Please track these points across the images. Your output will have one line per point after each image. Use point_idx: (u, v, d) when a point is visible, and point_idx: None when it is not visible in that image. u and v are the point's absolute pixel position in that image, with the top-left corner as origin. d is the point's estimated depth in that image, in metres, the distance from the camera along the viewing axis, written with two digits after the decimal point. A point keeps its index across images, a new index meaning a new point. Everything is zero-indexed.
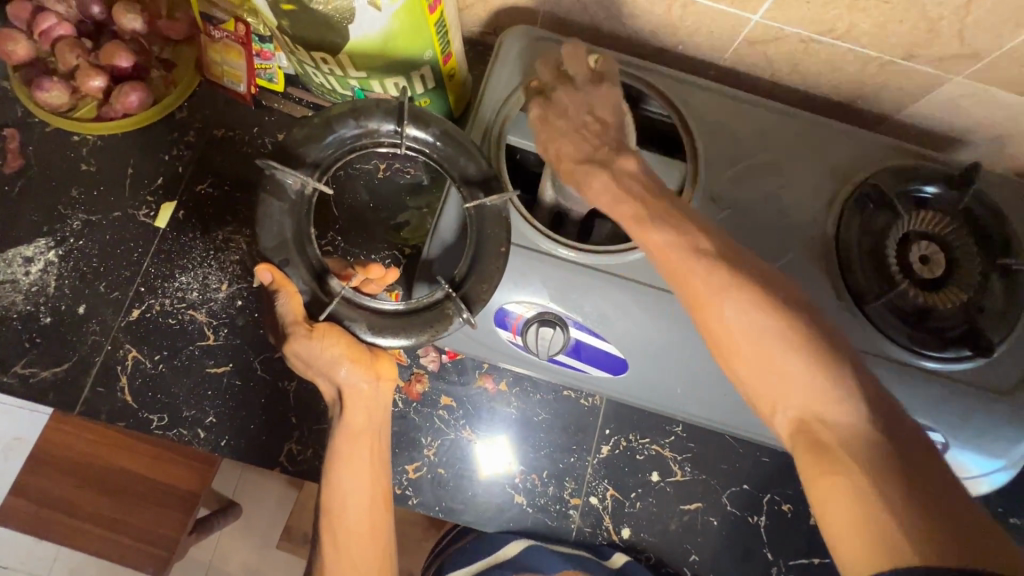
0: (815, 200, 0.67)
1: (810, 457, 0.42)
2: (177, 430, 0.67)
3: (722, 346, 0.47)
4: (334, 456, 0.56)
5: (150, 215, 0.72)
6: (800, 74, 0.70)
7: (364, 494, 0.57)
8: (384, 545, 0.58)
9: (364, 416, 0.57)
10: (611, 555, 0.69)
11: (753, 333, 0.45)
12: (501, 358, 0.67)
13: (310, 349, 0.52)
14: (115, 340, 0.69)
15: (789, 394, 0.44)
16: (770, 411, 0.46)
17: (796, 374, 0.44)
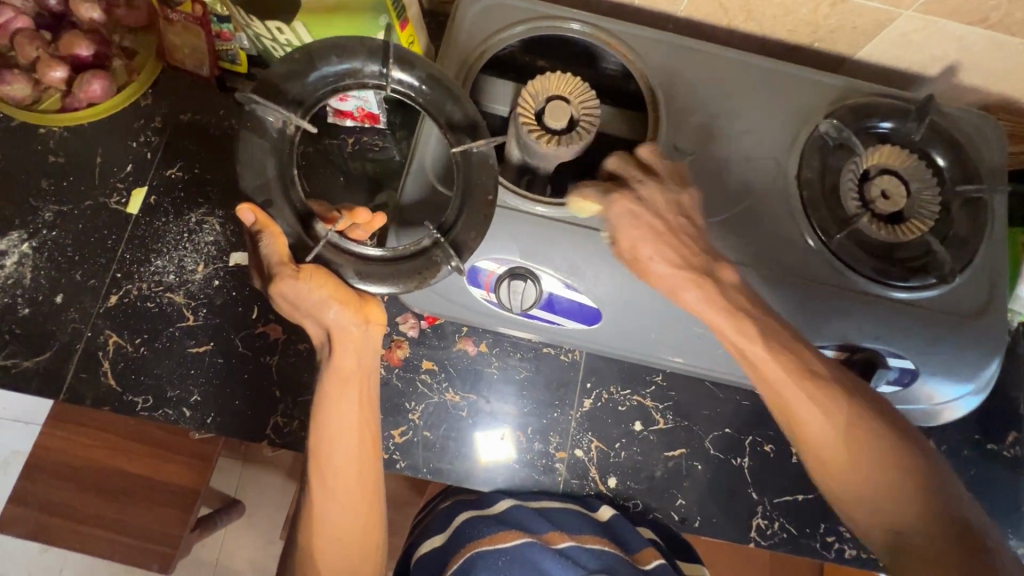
0: (776, 142, 0.67)
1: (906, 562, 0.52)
2: (164, 410, 0.68)
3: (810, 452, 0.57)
4: (322, 397, 0.57)
5: (122, 202, 0.73)
6: (755, 20, 0.71)
7: (352, 438, 0.59)
8: (372, 488, 0.60)
9: (351, 362, 0.58)
10: (599, 508, 0.71)
11: (845, 448, 0.55)
12: (479, 318, 0.68)
13: (297, 291, 0.52)
14: (95, 326, 0.69)
15: (867, 501, 0.54)
16: (863, 520, 0.55)
17: (878, 482, 0.54)
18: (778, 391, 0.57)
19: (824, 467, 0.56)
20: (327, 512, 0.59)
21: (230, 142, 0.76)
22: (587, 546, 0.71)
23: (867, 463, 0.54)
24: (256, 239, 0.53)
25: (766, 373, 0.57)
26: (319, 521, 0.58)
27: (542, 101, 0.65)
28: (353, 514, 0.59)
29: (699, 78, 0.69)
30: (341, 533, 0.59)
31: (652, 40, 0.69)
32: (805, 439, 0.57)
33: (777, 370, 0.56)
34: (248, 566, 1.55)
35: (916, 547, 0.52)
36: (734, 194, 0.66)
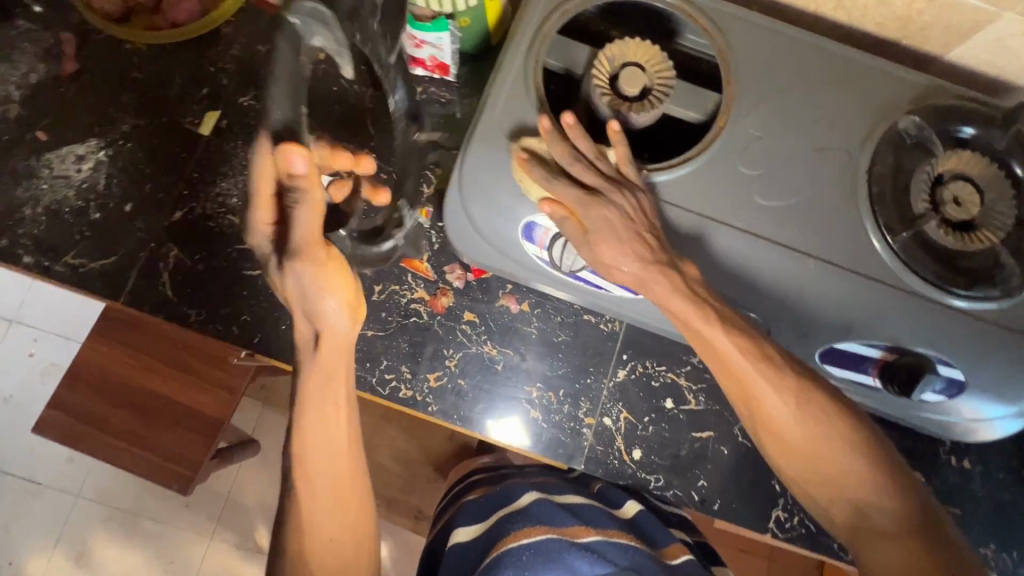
0: (850, 135, 0.66)
1: (869, 536, 0.58)
2: (214, 325, 0.71)
3: (773, 441, 0.61)
4: (302, 398, 0.59)
5: (195, 123, 0.75)
6: (844, 9, 0.70)
7: (325, 444, 0.61)
8: (352, 492, 0.62)
9: (320, 368, 0.58)
10: (624, 506, 0.74)
11: (816, 443, 0.58)
12: (528, 274, 0.69)
13: (299, 270, 0.53)
14: (159, 238, 0.72)
15: (831, 486, 0.59)
16: (826, 500, 0.60)
17: (845, 470, 0.58)
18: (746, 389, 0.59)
19: (786, 457, 0.60)
20: (313, 513, 0.60)
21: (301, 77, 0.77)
22: (615, 539, 0.66)
23: (829, 453, 0.58)
24: (291, 193, 0.52)
25: (738, 376, 0.59)
26: (305, 523, 0.60)
27: (617, 66, 0.65)
28: (333, 518, 0.61)
29: (778, 61, 0.67)
30: (332, 534, 0.61)
31: (740, 18, 0.68)
32: (774, 434, 0.60)
33: (748, 368, 0.58)
34: (257, 504, 1.59)
35: (883, 527, 0.57)
36: (801, 181, 0.64)
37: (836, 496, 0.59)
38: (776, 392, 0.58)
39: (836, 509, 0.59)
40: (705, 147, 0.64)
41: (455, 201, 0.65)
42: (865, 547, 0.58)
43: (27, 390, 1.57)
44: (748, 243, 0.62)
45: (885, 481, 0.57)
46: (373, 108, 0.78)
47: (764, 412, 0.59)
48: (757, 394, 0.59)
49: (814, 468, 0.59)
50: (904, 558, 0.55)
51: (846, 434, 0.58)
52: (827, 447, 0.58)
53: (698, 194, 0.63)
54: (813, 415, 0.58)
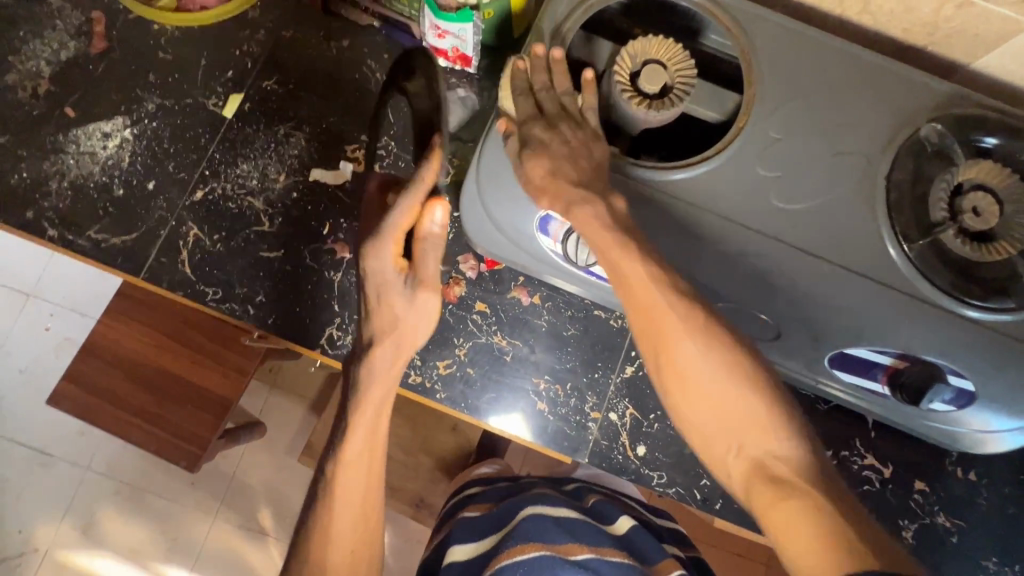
0: (870, 140, 0.65)
1: (767, 491, 0.51)
2: (230, 305, 0.72)
3: (676, 381, 0.57)
4: (358, 418, 0.60)
5: (219, 105, 0.76)
6: (870, 14, 0.69)
7: (363, 464, 0.61)
8: (373, 513, 0.63)
9: (381, 389, 0.60)
10: (617, 523, 0.77)
11: (720, 382, 0.55)
12: (540, 266, 0.69)
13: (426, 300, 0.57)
14: (179, 217, 0.73)
15: (729, 433, 0.55)
16: (724, 452, 0.55)
17: (751, 414, 0.54)
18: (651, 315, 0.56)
19: (686, 401, 0.56)
20: (339, 529, 0.60)
21: (323, 64, 0.78)
22: (609, 558, 0.68)
23: (732, 394, 0.54)
24: (426, 237, 0.55)
25: (643, 302, 0.56)
26: (329, 540, 0.60)
27: (639, 64, 0.65)
28: (354, 536, 0.61)
29: (800, 64, 0.67)
30: (352, 544, 0.61)
31: (764, 19, 0.68)
32: (674, 372, 0.56)
33: (660, 295, 0.56)
34: (261, 486, 1.62)
35: (782, 477, 0.51)
36: (819, 185, 0.64)
37: (739, 447, 0.54)
38: (691, 331, 0.55)
39: (737, 462, 0.54)
40: (722, 147, 0.64)
41: (473, 192, 0.66)
42: (768, 503, 0.51)
43: (42, 362, 1.60)
44: (763, 245, 0.62)
45: (794, 432, 0.53)
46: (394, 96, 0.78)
47: (669, 347, 0.56)
48: (663, 324, 0.56)
49: (719, 411, 0.55)
50: (803, 512, 0.49)
51: (752, 378, 0.54)
52: (727, 389, 0.54)
53: (713, 193, 0.63)
54: (724, 355, 0.55)
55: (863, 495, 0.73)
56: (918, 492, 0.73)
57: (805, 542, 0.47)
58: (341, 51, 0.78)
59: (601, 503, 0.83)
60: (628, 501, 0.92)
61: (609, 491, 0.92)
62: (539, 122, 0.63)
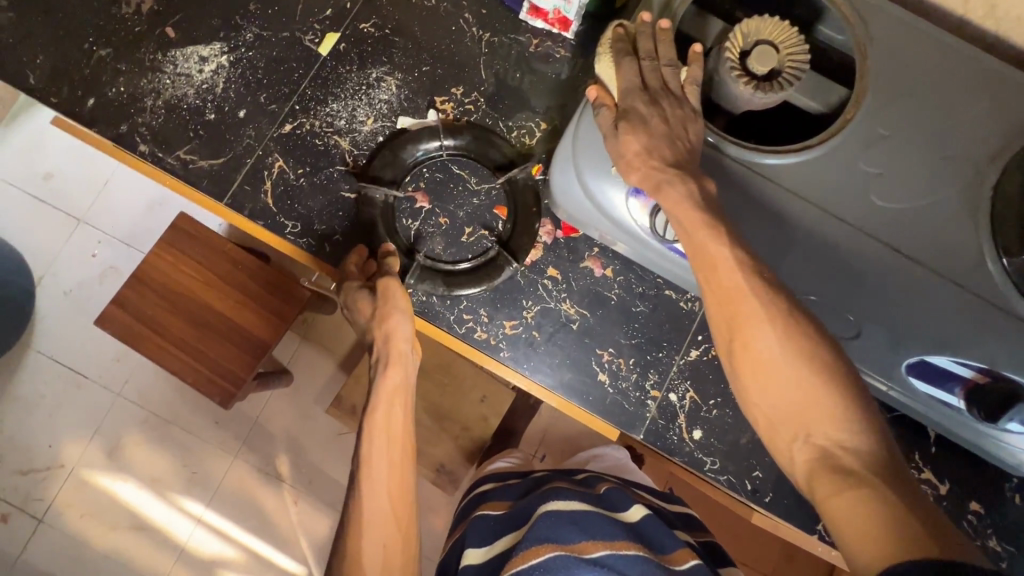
0: (981, 149, 0.63)
1: (831, 481, 0.47)
2: (307, 240, 0.72)
3: (746, 362, 0.53)
4: (374, 409, 0.64)
5: (314, 42, 0.76)
6: (997, 18, 0.67)
7: (386, 456, 0.63)
8: (405, 510, 0.62)
9: (388, 389, 0.65)
10: (629, 511, 0.76)
11: (794, 373, 0.51)
12: (621, 239, 0.68)
13: (390, 292, 0.66)
14: (266, 147, 0.74)
15: (802, 419, 0.50)
16: (789, 439, 0.51)
17: (820, 400, 0.50)
18: (726, 283, 0.54)
19: (758, 392, 0.53)
20: (372, 523, 0.60)
21: (422, 12, 0.78)
22: (625, 553, 0.67)
23: (813, 391, 0.50)
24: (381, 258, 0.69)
25: (719, 279, 0.54)
26: (363, 532, 0.60)
27: (751, 43, 0.64)
28: (386, 531, 0.60)
29: (917, 62, 0.65)
30: (382, 538, 0.60)
31: (885, 11, 0.66)
32: (749, 355, 0.53)
33: (741, 278, 0.53)
34: (282, 433, 1.64)
35: (858, 473, 0.47)
36: (923, 187, 0.62)
37: (806, 432, 0.50)
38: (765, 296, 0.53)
39: (802, 451, 0.50)
40: (826, 138, 0.63)
41: (567, 154, 0.65)
42: (831, 493, 0.47)
43: (87, 287, 1.64)
44: (855, 240, 0.61)
45: (866, 425, 0.48)
46: (488, 54, 0.78)
47: (744, 332, 0.53)
48: (739, 310, 0.53)
49: (793, 410, 0.51)
50: (872, 505, 0.44)
51: (822, 364, 0.50)
52: (796, 370, 0.51)
53: (812, 182, 0.62)
54: (797, 342, 0.51)
55: None
56: (972, 514, 0.71)
57: (870, 535, 0.43)
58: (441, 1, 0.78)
59: (613, 490, 0.82)
60: (638, 491, 0.91)
61: (619, 480, 0.92)
62: (638, 86, 0.61)
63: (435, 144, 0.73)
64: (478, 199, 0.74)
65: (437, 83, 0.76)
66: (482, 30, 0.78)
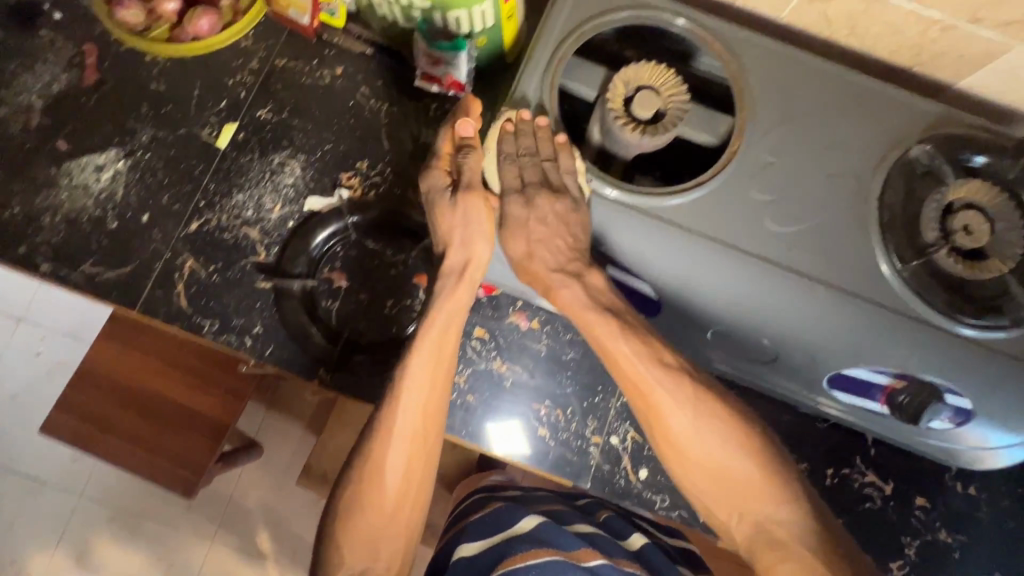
0: (862, 162, 0.66)
1: (766, 550, 0.55)
2: (227, 337, 0.71)
3: (668, 453, 0.62)
4: (428, 327, 0.66)
5: (212, 136, 0.76)
6: (857, 35, 0.70)
7: (427, 374, 0.65)
8: (433, 435, 0.65)
9: (447, 311, 0.67)
10: (629, 537, 0.67)
11: (711, 461, 0.59)
12: (539, 293, 0.70)
13: (471, 208, 0.66)
14: (175, 249, 0.73)
15: (726, 497, 0.59)
16: (725, 519, 0.59)
17: (741, 481, 0.58)
18: (636, 378, 0.62)
19: (689, 482, 0.60)
20: (399, 436, 0.63)
21: (318, 92, 0.79)
22: (624, 568, 0.60)
23: (737, 466, 0.58)
24: (461, 148, 0.68)
25: (635, 378, 0.62)
26: (391, 443, 0.63)
27: (632, 90, 0.66)
28: (412, 448, 0.63)
29: (790, 87, 0.68)
30: (407, 455, 0.63)
31: (754, 44, 0.69)
32: (670, 444, 0.61)
33: (650, 377, 0.61)
34: (258, 508, 1.59)
35: (784, 540, 0.55)
36: (813, 206, 0.65)
37: (740, 512, 0.58)
38: (665, 380, 0.61)
39: (738, 530, 0.58)
40: (716, 172, 0.65)
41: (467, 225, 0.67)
42: (772, 568, 0.54)
43: (33, 389, 1.58)
44: (758, 267, 0.63)
45: (784, 490, 0.57)
46: (389, 124, 0.78)
47: (662, 428, 0.61)
48: (653, 402, 0.61)
49: (718, 490, 0.59)
50: (808, 568, 0.53)
51: (747, 444, 0.59)
52: (712, 459, 0.59)
53: (708, 217, 0.63)
54: (713, 421, 0.60)
55: (865, 512, 0.73)
56: (919, 508, 0.73)
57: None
58: (335, 78, 0.79)
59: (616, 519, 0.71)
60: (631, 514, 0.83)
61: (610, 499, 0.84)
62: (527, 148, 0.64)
63: (342, 223, 0.73)
64: (397, 270, 0.74)
65: (341, 160, 0.77)
66: (380, 101, 0.79)
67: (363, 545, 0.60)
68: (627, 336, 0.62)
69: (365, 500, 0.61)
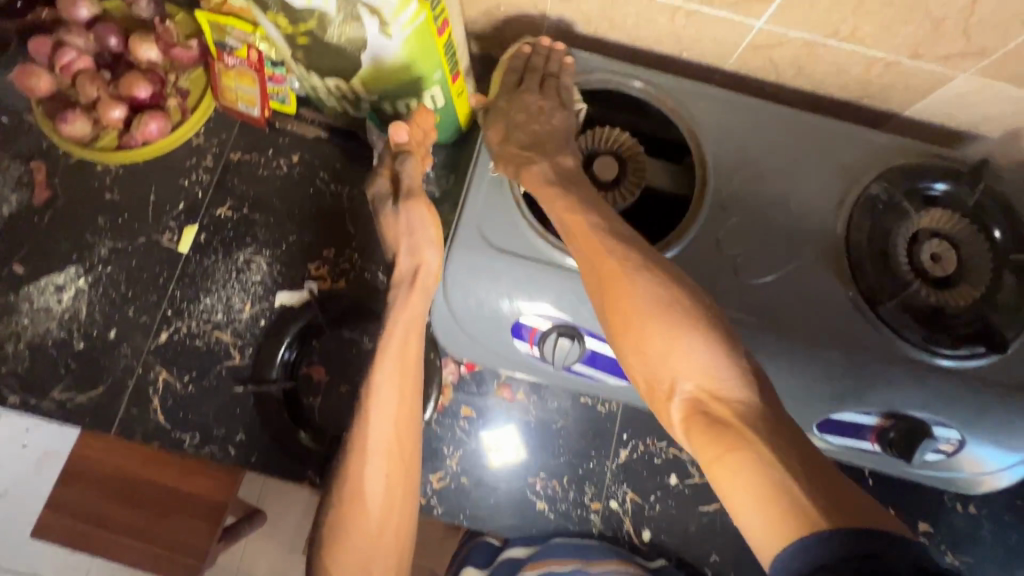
0: (824, 202, 0.67)
1: (703, 429, 0.47)
2: (210, 448, 0.69)
3: (620, 307, 0.54)
4: (389, 338, 0.61)
5: (173, 240, 0.75)
6: (805, 76, 0.71)
7: (397, 384, 0.60)
8: (407, 440, 0.59)
9: (404, 318, 0.62)
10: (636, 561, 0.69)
11: (671, 339, 0.51)
12: (520, 368, 0.69)
13: (415, 215, 0.63)
14: (146, 362, 0.71)
15: (674, 364, 0.50)
16: (667, 396, 0.51)
17: (695, 372, 0.49)
18: (601, 267, 0.55)
19: (636, 348, 0.53)
20: (375, 453, 0.57)
21: (277, 183, 0.78)
22: None
23: (703, 366, 0.49)
24: (399, 157, 0.64)
25: (601, 270, 0.55)
26: (365, 456, 0.56)
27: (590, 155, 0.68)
28: (389, 462, 0.57)
29: (746, 135, 0.68)
30: (387, 484, 0.57)
31: (706, 98, 0.69)
32: (626, 317, 0.53)
33: (613, 265, 0.55)
34: None
35: (730, 425, 0.46)
36: (781, 254, 0.65)
37: (678, 390, 0.50)
38: (650, 287, 0.53)
39: (678, 406, 0.50)
40: (682, 232, 0.65)
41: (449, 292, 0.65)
42: (714, 456, 0.46)
43: None
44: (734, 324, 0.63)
45: (745, 377, 0.48)
46: (352, 208, 0.78)
47: (619, 302, 0.54)
48: (615, 276, 0.54)
49: (659, 369, 0.51)
50: (746, 460, 0.43)
51: (723, 347, 0.50)
52: (670, 336, 0.51)
53: None
54: (672, 314, 0.51)
55: None
56: (923, 534, 0.73)
57: (750, 490, 0.42)
58: (292, 166, 0.78)
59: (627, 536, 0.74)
60: None
61: None
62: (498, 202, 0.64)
63: (315, 316, 0.72)
64: None
65: (307, 250, 0.76)
66: (340, 185, 0.78)
67: (354, 569, 0.53)
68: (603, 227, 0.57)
69: (348, 520, 0.55)
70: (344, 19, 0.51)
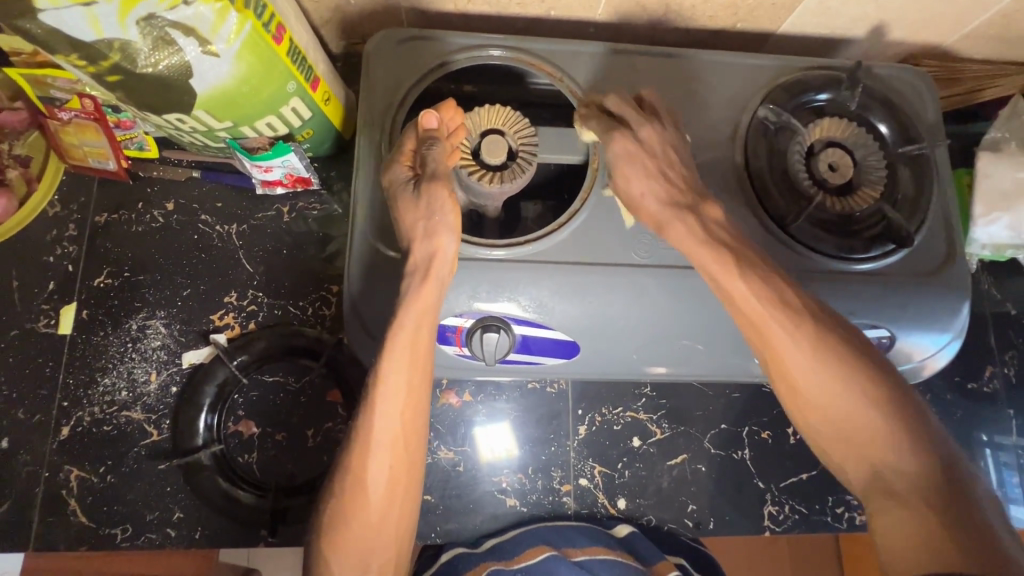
0: (718, 135, 0.66)
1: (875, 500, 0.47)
2: (146, 537, 0.64)
3: (801, 407, 0.51)
4: (396, 329, 0.54)
5: (52, 324, 0.68)
6: (675, 12, 0.70)
7: (405, 376, 0.54)
8: (415, 436, 0.55)
9: (416, 313, 0.54)
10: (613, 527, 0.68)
11: (835, 401, 0.49)
12: (458, 373, 0.66)
13: (435, 198, 0.55)
14: (52, 465, 0.64)
15: (860, 440, 0.48)
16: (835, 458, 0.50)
17: (878, 448, 0.47)
18: (754, 321, 0.52)
19: (809, 412, 0.50)
20: (379, 445, 0.53)
21: (154, 238, 0.71)
22: (601, 557, 0.65)
23: (856, 414, 0.48)
24: (426, 141, 0.56)
25: (751, 317, 0.52)
26: (369, 454, 0.53)
27: (475, 138, 0.59)
28: (393, 458, 0.54)
29: (630, 83, 0.66)
30: (389, 476, 0.53)
31: (577, 54, 0.66)
32: (788, 387, 0.51)
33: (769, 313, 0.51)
34: None
35: (897, 487, 0.46)
36: None
37: (853, 451, 0.48)
38: (814, 361, 0.49)
39: (848, 467, 0.49)
40: (585, 196, 0.62)
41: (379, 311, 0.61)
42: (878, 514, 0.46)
43: None
44: (656, 277, 0.61)
45: (918, 451, 0.46)
46: (243, 243, 0.72)
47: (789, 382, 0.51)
48: (770, 335, 0.51)
49: (841, 442, 0.49)
50: (911, 527, 0.44)
51: (878, 399, 0.48)
52: (852, 408, 0.48)
53: (591, 246, 0.62)
54: (841, 385, 0.49)
55: None
56: None
57: (909, 554, 0.43)
58: (168, 215, 0.71)
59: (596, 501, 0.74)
60: None
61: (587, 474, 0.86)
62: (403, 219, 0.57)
63: (228, 371, 0.67)
64: (307, 394, 0.69)
65: (205, 301, 0.70)
66: (226, 224, 0.72)
67: (353, 558, 0.52)
68: (745, 273, 0.52)
69: (348, 511, 0.52)
70: (154, 45, 0.46)
